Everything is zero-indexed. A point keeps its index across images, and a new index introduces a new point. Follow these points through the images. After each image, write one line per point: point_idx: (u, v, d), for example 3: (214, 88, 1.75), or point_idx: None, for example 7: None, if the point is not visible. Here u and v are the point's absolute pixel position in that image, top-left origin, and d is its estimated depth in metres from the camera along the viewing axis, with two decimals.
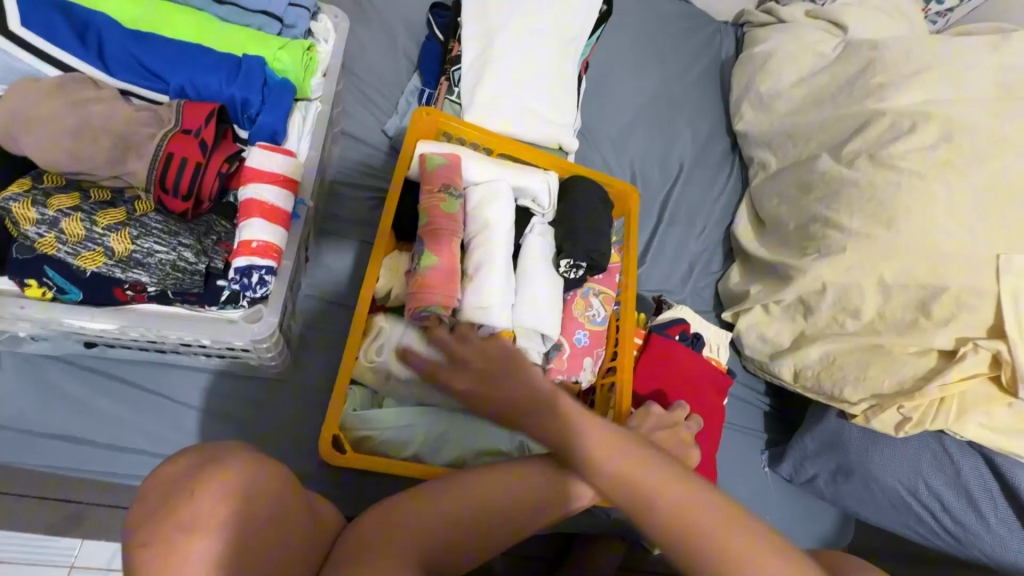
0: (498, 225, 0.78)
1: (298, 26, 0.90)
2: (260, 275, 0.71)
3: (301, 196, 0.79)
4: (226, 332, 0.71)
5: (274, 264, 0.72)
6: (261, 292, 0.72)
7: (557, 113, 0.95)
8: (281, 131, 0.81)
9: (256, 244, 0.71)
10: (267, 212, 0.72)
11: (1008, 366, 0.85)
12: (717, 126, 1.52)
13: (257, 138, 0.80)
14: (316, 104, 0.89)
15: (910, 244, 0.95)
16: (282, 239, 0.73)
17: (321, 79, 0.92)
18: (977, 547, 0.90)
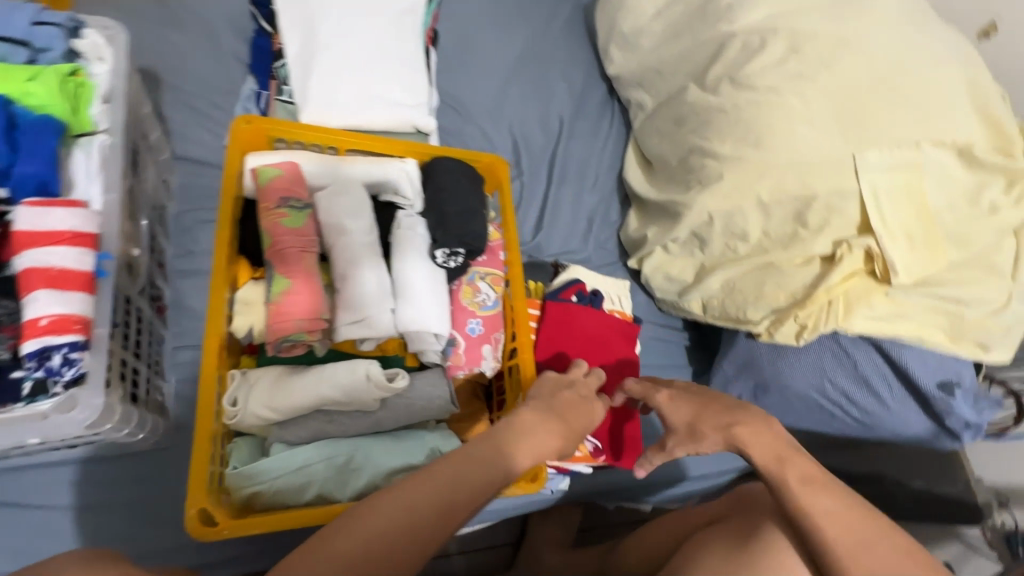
0: (355, 231, 0.72)
1: (53, 48, 0.74)
2: (63, 355, 0.59)
3: (103, 250, 0.66)
4: (47, 428, 0.60)
5: (78, 338, 0.60)
6: (73, 374, 0.60)
7: (404, 93, 0.88)
8: (53, 178, 0.67)
9: (46, 320, 0.59)
10: (52, 279, 0.59)
11: (879, 258, 0.89)
12: (591, 73, 1.49)
13: (18, 193, 0.64)
14: (102, 137, 0.73)
15: (778, 159, 0.96)
16: (83, 306, 0.61)
17: (103, 105, 0.75)
18: (883, 427, 0.96)
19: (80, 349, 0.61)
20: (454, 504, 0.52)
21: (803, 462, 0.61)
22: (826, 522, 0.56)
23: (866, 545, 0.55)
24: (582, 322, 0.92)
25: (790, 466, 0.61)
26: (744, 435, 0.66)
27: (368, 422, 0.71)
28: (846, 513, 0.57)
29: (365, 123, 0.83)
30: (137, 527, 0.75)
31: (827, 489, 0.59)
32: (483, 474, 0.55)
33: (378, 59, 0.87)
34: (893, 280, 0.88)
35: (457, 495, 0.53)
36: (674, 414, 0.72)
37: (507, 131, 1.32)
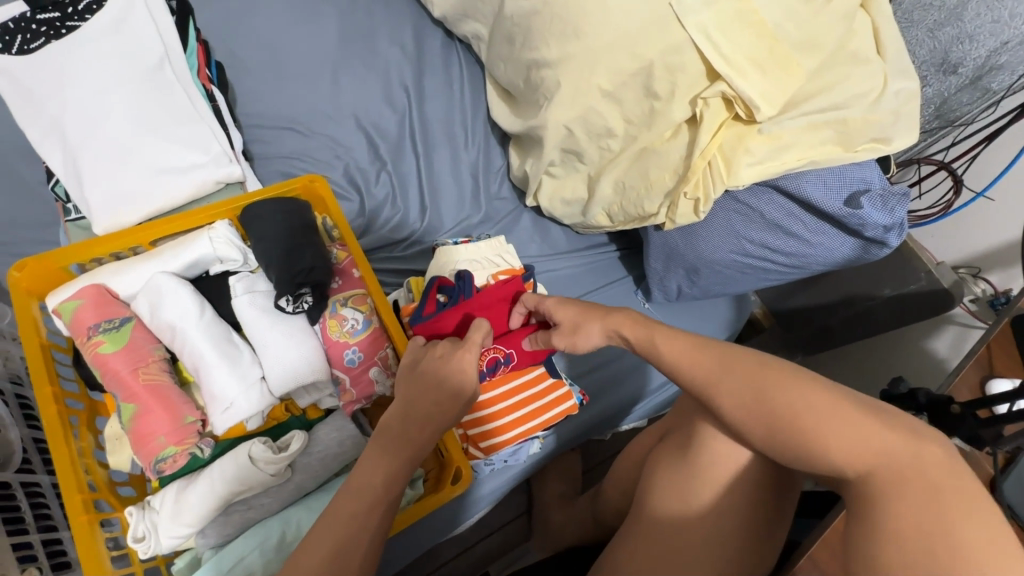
0: (184, 321, 0.68)
1: None
2: None
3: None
4: None
5: None
6: None
7: (194, 152, 0.81)
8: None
9: None
10: None
11: (738, 99, 0.81)
12: (419, 21, 1.35)
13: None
14: None
15: (603, 39, 0.87)
16: None
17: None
18: (813, 262, 0.92)
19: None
20: (345, 543, 0.53)
21: (670, 332, 0.67)
22: (691, 371, 0.63)
23: (724, 373, 0.60)
24: (456, 327, 0.84)
25: (657, 336, 0.67)
26: (610, 321, 0.72)
27: (289, 492, 0.70)
28: (704, 355, 0.63)
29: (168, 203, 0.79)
30: None
31: (685, 344, 0.65)
32: (363, 500, 0.56)
33: (148, 131, 0.80)
34: (758, 116, 0.80)
35: (342, 537, 0.53)
36: (558, 312, 0.77)
37: (356, 125, 1.23)
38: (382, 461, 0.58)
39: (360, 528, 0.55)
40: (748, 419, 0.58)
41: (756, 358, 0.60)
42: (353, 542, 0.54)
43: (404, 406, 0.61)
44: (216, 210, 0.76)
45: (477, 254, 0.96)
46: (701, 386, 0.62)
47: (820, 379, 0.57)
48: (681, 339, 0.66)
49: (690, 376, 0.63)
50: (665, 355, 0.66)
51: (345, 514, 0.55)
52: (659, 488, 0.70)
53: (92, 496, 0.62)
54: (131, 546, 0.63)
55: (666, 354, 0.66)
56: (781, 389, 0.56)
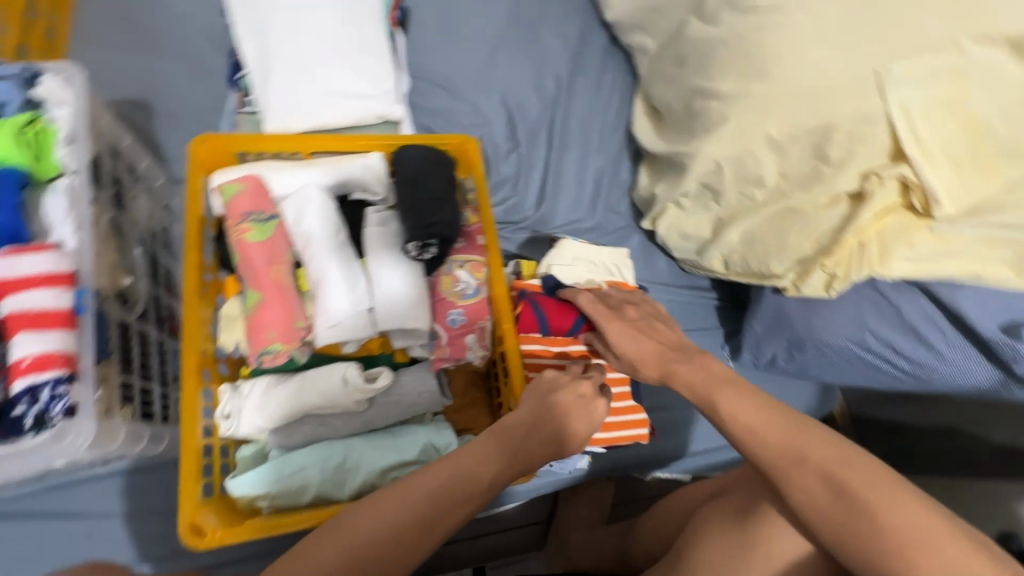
0: (321, 235, 0.72)
1: (11, 103, 0.66)
2: (50, 392, 0.56)
3: (80, 285, 0.60)
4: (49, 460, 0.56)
5: (64, 372, 0.56)
6: (64, 408, 0.56)
7: (367, 84, 0.85)
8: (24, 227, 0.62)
9: (28, 360, 0.55)
10: (32, 321, 0.56)
11: (918, 188, 0.77)
12: (588, 23, 1.37)
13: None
14: (67, 179, 0.65)
15: (785, 89, 0.84)
16: (68, 345, 0.57)
17: (65, 147, 0.65)
18: (938, 379, 0.85)
19: (66, 382, 0.56)
20: (436, 520, 0.55)
21: (743, 395, 0.62)
22: (773, 450, 0.58)
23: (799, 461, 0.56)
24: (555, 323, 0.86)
25: (721, 397, 0.63)
26: (681, 374, 0.69)
27: (357, 424, 0.72)
28: (779, 429, 0.59)
29: (333, 123, 0.83)
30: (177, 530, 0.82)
31: (761, 411, 0.60)
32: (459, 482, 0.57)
33: (337, 54, 0.85)
34: (935, 212, 0.75)
35: (435, 511, 0.55)
36: (621, 344, 0.76)
37: (500, 103, 1.25)
38: (493, 457, 0.60)
39: (448, 505, 0.56)
40: (820, 512, 0.54)
41: (851, 456, 0.56)
42: (433, 517, 0.55)
43: (534, 421, 0.64)
44: (375, 142, 0.80)
45: (597, 256, 0.94)
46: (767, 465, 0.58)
47: (917, 494, 0.53)
48: (752, 404, 0.61)
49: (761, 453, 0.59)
50: (727, 417, 0.62)
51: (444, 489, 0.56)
52: (707, 541, 0.66)
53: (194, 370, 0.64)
54: (218, 420, 0.68)
55: (733, 417, 0.61)
56: (876, 497, 0.52)
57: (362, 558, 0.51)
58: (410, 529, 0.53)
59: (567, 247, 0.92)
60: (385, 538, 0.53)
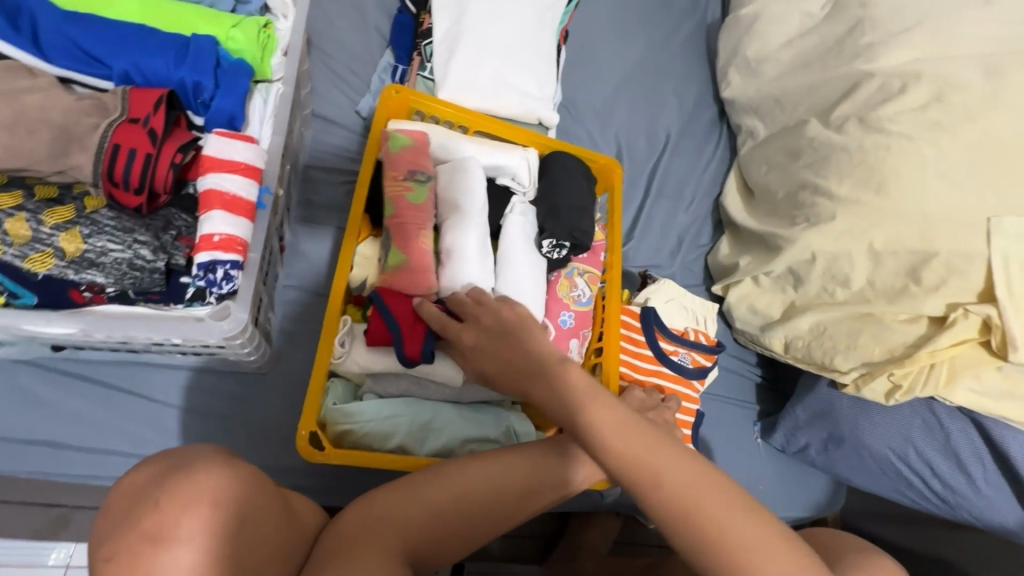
0: (470, 210, 0.76)
1: (252, 2, 0.83)
2: (225, 270, 0.66)
3: (266, 184, 0.71)
4: (195, 330, 0.65)
5: (240, 258, 0.67)
6: (228, 288, 0.67)
7: (535, 86, 0.91)
8: (241, 115, 0.74)
9: (218, 237, 0.65)
10: (228, 204, 0.66)
11: (999, 330, 0.84)
12: (705, 94, 1.46)
13: (211, 123, 0.72)
14: (277, 86, 0.80)
15: (896, 209, 0.93)
16: (247, 231, 0.68)
17: (282, 58, 0.82)
18: (966, 509, 0.90)
19: (238, 268, 0.67)
20: (529, 498, 0.61)
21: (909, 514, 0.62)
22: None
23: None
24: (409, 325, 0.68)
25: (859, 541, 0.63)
26: (648, 463, 0.49)
27: (449, 392, 0.75)
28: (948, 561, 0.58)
29: (498, 110, 0.88)
30: (231, 440, 0.83)
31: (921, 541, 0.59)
32: (558, 480, 0.63)
33: (517, 51, 0.91)
34: (1011, 355, 0.82)
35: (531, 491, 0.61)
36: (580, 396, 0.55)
37: (612, 138, 1.33)
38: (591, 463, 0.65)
39: (547, 493, 0.62)
40: None
41: None
42: (532, 501, 0.61)
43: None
44: (535, 140, 0.86)
45: (689, 303, 0.99)
46: (674, 517, 0.47)
47: None
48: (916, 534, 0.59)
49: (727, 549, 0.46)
50: (665, 493, 0.48)
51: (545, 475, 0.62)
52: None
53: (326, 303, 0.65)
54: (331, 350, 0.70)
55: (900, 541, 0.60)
56: None
57: (463, 509, 0.58)
58: (513, 504, 0.60)
59: (664, 287, 0.98)
60: (484, 500, 0.59)
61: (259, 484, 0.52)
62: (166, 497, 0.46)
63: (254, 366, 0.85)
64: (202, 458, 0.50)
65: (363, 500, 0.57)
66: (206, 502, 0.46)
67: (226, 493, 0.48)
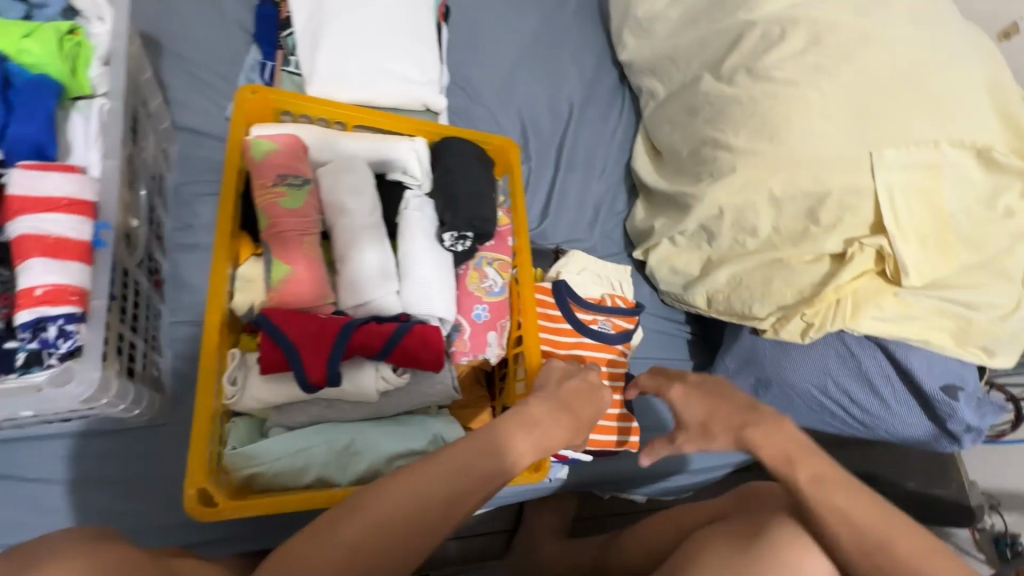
0: (357, 211, 0.70)
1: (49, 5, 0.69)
2: (59, 326, 0.56)
3: (103, 219, 0.61)
4: (34, 402, 0.55)
5: (75, 309, 0.56)
6: (68, 346, 0.56)
7: (415, 70, 0.85)
8: (53, 144, 0.63)
9: (41, 290, 0.55)
10: (48, 248, 0.55)
11: (891, 259, 0.88)
12: (603, 59, 1.45)
13: (16, 156, 0.61)
14: (101, 101, 0.68)
15: (789, 154, 0.95)
16: (80, 277, 0.57)
17: (101, 68, 0.69)
18: (882, 428, 0.96)
19: (77, 321, 0.57)
20: (456, 497, 0.55)
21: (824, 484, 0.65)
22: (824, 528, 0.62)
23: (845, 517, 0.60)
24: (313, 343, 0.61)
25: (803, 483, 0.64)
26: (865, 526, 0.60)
27: (367, 410, 0.69)
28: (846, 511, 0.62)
29: (377, 100, 0.82)
30: (134, 505, 0.74)
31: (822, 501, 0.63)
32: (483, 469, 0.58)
33: (390, 32, 0.84)
34: (903, 281, 0.87)
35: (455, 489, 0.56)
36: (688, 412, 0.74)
37: (516, 114, 1.29)
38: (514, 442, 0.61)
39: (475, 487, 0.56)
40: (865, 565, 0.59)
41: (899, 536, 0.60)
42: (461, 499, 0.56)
43: (548, 413, 0.65)
44: (421, 128, 0.80)
45: (603, 270, 0.97)
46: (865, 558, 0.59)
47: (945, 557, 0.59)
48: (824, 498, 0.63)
49: (836, 513, 0.61)
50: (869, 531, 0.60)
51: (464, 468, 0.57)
52: (708, 550, 0.68)
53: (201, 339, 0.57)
54: (221, 386, 0.63)
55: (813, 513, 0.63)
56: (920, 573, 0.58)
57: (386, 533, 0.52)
58: (438, 507, 0.54)
59: (575, 257, 0.94)
60: (406, 516, 0.53)
61: (133, 557, 0.46)
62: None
63: (146, 418, 0.76)
64: (56, 548, 0.44)
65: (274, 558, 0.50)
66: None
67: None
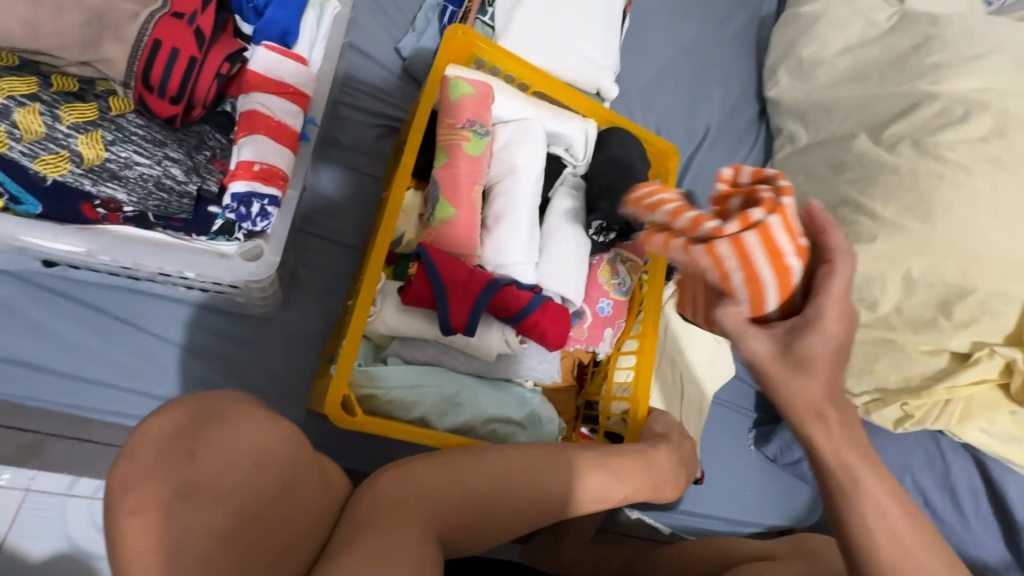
0: (525, 173, 0.70)
1: None
2: (260, 206, 0.67)
3: (311, 115, 0.75)
4: (218, 266, 0.66)
5: (277, 194, 0.68)
6: (260, 226, 0.68)
7: (599, 51, 0.84)
8: (292, 32, 0.75)
9: (258, 167, 0.66)
10: (272, 129, 0.68)
11: (1020, 374, 0.85)
12: (750, 89, 1.40)
13: (265, 33, 0.73)
14: (332, 6, 0.81)
15: (938, 240, 0.91)
16: (285, 163, 0.69)
17: None
18: (950, 543, 0.93)
19: (274, 205, 0.68)
20: (559, 500, 0.55)
21: None
22: None
23: None
24: (457, 293, 0.63)
25: None
26: None
27: (477, 366, 0.70)
28: None
29: (555, 72, 0.82)
30: (230, 388, 0.76)
31: None
32: (595, 487, 0.58)
33: (585, 10, 0.84)
34: None
35: (559, 496, 0.55)
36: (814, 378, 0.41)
37: (651, 121, 1.28)
38: (622, 476, 0.61)
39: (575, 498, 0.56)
40: None
41: None
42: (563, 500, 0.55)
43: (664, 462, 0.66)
44: (596, 112, 0.80)
45: None
46: None
47: None
48: None
49: None
50: None
51: (570, 477, 0.56)
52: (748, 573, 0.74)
53: (372, 251, 0.62)
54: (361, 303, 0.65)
55: None
56: None
57: (500, 501, 0.52)
58: (548, 499, 0.54)
59: None
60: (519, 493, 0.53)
61: (297, 449, 0.44)
62: (123, 535, 0.33)
63: (263, 310, 0.79)
64: (244, 404, 0.41)
65: (398, 469, 0.49)
66: (246, 464, 0.39)
67: (260, 451, 0.40)
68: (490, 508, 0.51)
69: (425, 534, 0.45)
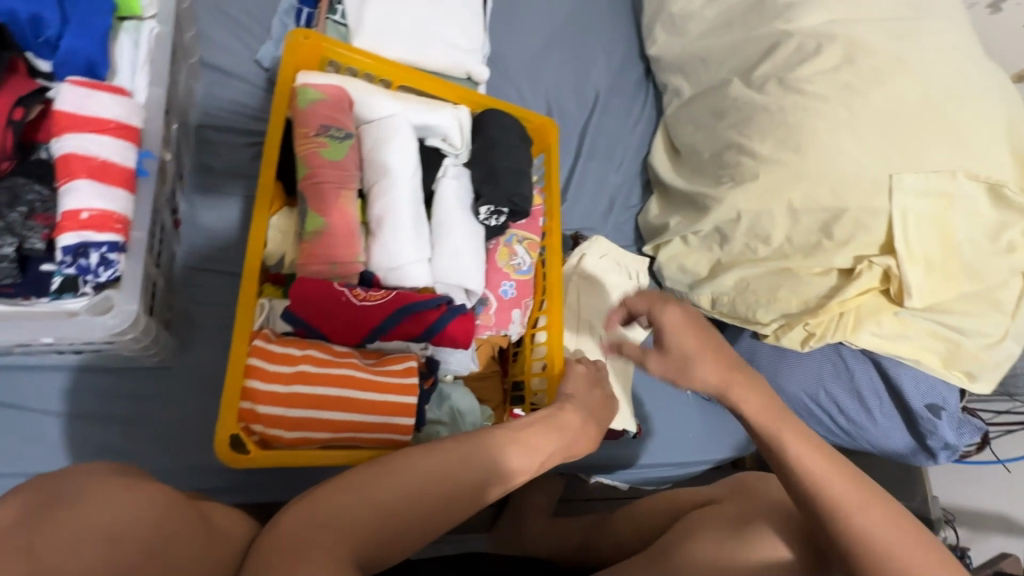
0: (400, 172, 0.69)
1: None
2: (100, 255, 0.61)
3: (145, 148, 0.68)
4: (70, 327, 0.62)
5: (117, 239, 0.61)
6: (108, 275, 0.62)
7: (462, 34, 0.83)
8: (101, 62, 0.68)
9: (86, 215, 0.60)
10: (95, 171, 0.61)
11: (897, 280, 0.93)
12: (633, 50, 1.43)
13: (67, 68, 0.66)
14: (150, 25, 0.74)
15: (810, 168, 0.97)
16: (122, 205, 0.63)
17: None
18: (864, 439, 1.03)
19: (116, 250, 0.62)
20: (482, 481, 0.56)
21: None
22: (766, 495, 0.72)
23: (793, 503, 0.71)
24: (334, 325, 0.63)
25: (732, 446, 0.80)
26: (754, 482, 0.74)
27: None
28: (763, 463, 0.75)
29: (420, 62, 0.81)
30: (135, 446, 0.72)
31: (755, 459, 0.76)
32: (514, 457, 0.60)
33: None
34: (906, 302, 0.92)
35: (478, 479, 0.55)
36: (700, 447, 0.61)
37: (541, 97, 1.29)
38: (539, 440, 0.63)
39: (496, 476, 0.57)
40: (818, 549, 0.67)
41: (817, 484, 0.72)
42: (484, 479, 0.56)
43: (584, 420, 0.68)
44: (467, 97, 0.79)
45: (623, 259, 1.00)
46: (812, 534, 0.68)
47: None
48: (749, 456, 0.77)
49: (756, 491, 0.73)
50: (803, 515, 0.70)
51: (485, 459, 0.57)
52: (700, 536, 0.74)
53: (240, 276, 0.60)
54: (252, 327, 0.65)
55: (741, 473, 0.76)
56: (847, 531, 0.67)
57: (416, 501, 0.52)
58: (469, 485, 0.55)
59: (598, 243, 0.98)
60: (434, 488, 0.53)
61: (166, 504, 0.44)
62: None
63: (155, 360, 0.74)
64: (91, 483, 0.42)
65: (298, 506, 0.48)
66: (97, 541, 0.39)
67: (115, 521, 0.40)
68: (406, 510, 0.51)
69: (336, 559, 0.45)
